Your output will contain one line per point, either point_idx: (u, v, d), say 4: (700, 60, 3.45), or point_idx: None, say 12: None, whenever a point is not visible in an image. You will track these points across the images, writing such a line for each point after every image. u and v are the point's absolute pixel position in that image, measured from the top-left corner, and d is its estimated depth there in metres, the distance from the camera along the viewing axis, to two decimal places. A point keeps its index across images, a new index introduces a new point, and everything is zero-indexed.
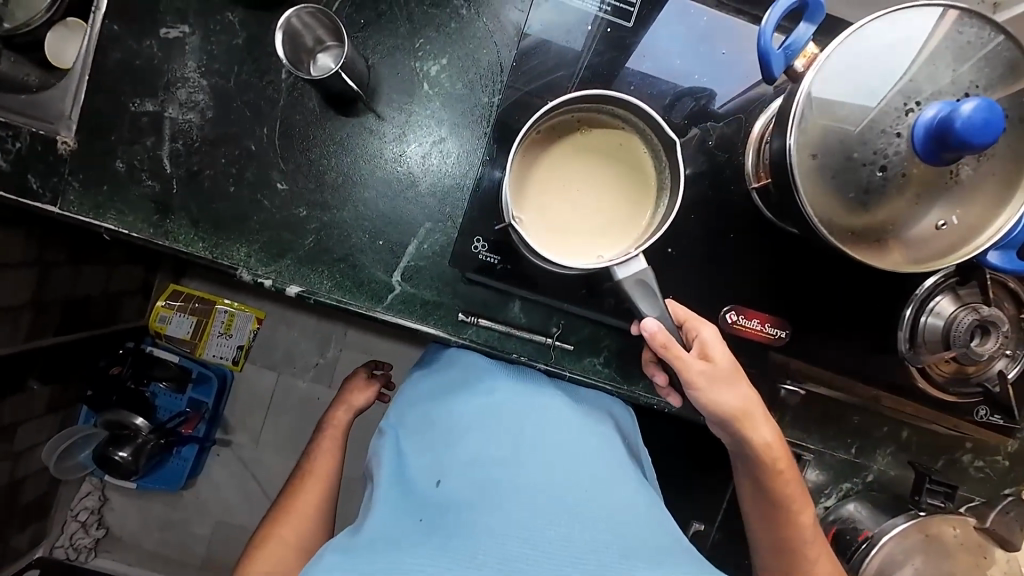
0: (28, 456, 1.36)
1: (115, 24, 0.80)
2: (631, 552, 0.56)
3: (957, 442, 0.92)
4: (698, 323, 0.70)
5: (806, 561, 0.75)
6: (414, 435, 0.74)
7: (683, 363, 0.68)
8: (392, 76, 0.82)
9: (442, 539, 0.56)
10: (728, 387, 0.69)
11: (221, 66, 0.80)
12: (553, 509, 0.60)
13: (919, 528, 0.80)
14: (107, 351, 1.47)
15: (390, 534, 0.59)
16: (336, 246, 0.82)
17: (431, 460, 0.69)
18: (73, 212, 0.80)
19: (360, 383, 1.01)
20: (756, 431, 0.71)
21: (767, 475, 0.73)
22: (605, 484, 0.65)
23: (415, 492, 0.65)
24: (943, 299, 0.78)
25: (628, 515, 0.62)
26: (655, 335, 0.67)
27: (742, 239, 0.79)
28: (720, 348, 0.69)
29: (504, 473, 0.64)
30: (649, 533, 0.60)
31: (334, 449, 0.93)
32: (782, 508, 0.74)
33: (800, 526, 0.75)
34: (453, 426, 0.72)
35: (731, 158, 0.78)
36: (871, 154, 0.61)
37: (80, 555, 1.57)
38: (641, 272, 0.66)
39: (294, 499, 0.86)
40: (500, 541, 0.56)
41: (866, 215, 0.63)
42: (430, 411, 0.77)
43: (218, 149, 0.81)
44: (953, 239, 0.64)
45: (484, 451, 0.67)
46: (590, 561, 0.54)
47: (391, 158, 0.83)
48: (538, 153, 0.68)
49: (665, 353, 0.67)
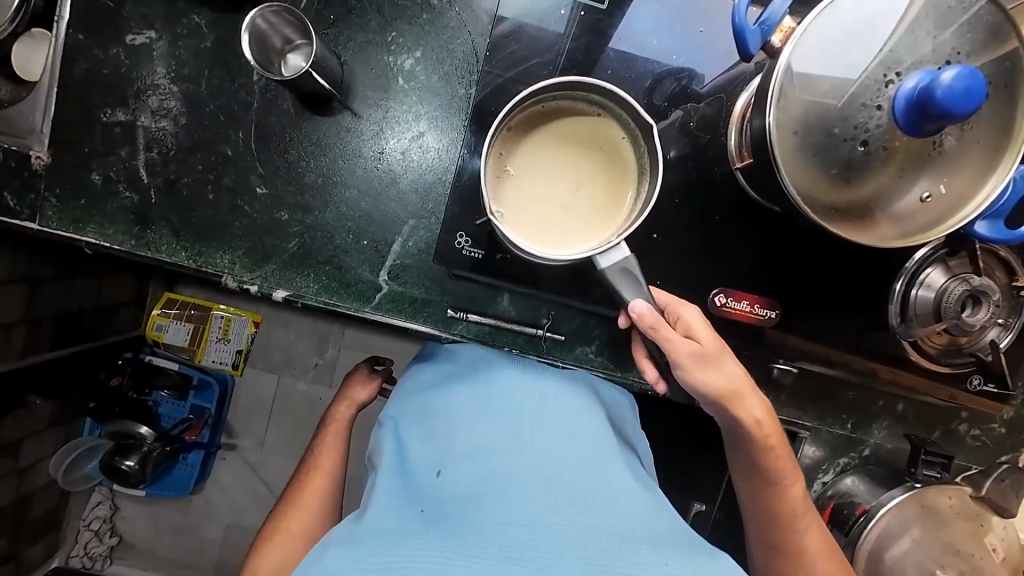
0: (34, 471, 1.37)
1: (79, 32, 0.78)
2: (634, 536, 0.54)
3: (953, 412, 0.92)
4: (678, 305, 0.70)
5: (798, 532, 0.76)
6: (414, 423, 0.72)
7: (669, 346, 0.67)
8: (366, 72, 0.81)
9: (441, 530, 0.53)
10: (717, 369, 0.69)
11: (191, 70, 0.79)
12: (555, 493, 0.57)
13: (916, 499, 0.80)
14: (105, 362, 1.46)
15: (392, 525, 0.56)
16: (321, 248, 0.81)
17: (431, 448, 0.66)
18: (52, 227, 0.79)
19: (362, 377, 0.98)
20: (746, 407, 0.70)
21: (758, 451, 0.73)
22: (608, 469, 0.63)
23: (415, 481, 0.63)
24: (934, 271, 0.78)
25: (631, 497, 0.60)
26: (643, 316, 0.65)
27: (728, 220, 0.78)
28: (703, 328, 0.69)
29: (505, 460, 0.62)
30: (652, 517, 0.58)
31: (338, 443, 0.92)
32: (772, 484, 0.75)
33: (791, 500, 0.76)
34: (453, 414, 0.70)
35: (714, 138, 0.77)
36: (852, 129, 0.59)
37: (96, 563, 1.59)
38: (624, 260, 0.65)
39: (301, 491, 0.85)
40: (501, 527, 0.53)
41: (850, 191, 0.63)
42: (429, 398, 0.75)
43: (195, 156, 0.80)
44: (942, 210, 0.63)
45: (484, 438, 0.65)
46: (592, 544, 0.52)
47: (370, 156, 0.81)
48: (515, 143, 0.67)
49: (653, 335, 0.66)
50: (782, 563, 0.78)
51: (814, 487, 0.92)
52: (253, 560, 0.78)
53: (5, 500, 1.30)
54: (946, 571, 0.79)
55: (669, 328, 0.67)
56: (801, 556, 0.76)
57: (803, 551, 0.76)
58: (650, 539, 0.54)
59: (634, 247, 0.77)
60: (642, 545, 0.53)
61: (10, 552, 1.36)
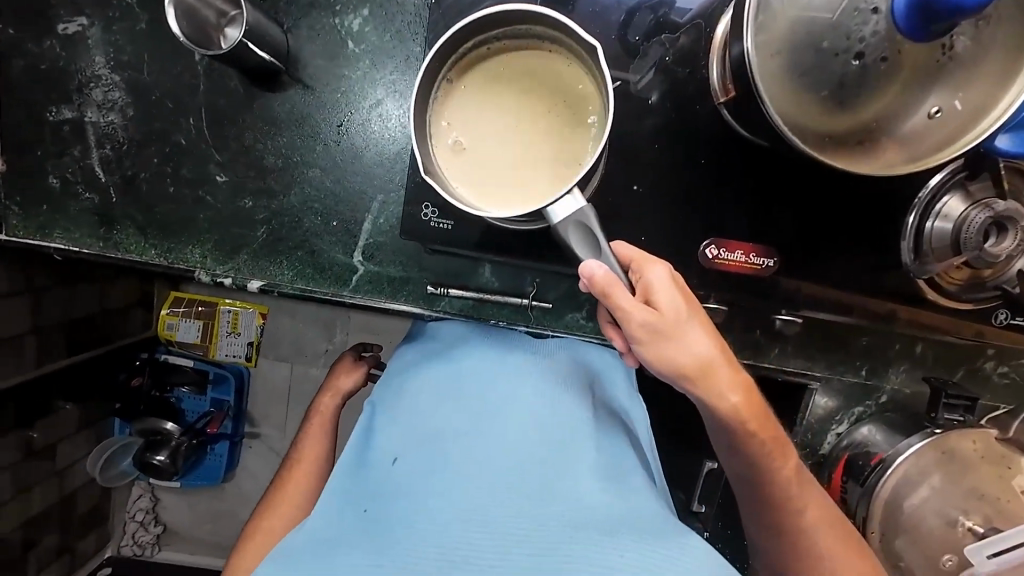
0: (70, 472, 1.42)
1: (10, 27, 0.74)
2: (589, 524, 0.50)
3: (977, 350, 0.86)
4: (644, 263, 0.62)
5: (795, 510, 0.71)
6: (376, 411, 0.69)
7: (626, 317, 0.59)
8: (311, 38, 0.75)
9: (382, 529, 0.50)
10: (683, 336, 0.62)
11: (130, 56, 0.74)
12: (506, 482, 0.54)
13: (935, 446, 0.75)
14: (123, 364, 1.49)
15: (344, 522, 0.54)
16: (290, 233, 0.78)
17: (387, 438, 0.63)
18: (18, 236, 0.77)
19: (347, 364, 0.96)
20: (716, 386, 0.64)
21: (739, 436, 0.67)
22: (567, 452, 0.59)
23: (369, 474, 0.60)
24: (952, 199, 0.70)
25: (592, 485, 0.56)
26: (596, 277, 0.57)
27: (716, 163, 0.72)
28: (669, 292, 0.61)
29: (456, 449, 0.58)
30: (612, 502, 0.54)
31: (323, 433, 0.92)
32: (757, 458, 0.69)
33: (780, 472, 0.70)
34: (411, 402, 0.67)
35: (695, 73, 0.70)
36: (844, 40, 0.52)
37: (146, 550, 1.65)
38: (580, 212, 0.55)
39: (285, 484, 0.85)
40: (443, 524, 0.50)
41: (846, 115, 0.55)
42: (391, 386, 0.72)
43: (148, 149, 0.76)
44: (957, 125, 0.55)
45: (439, 427, 0.62)
46: (540, 537, 0.49)
47: (328, 130, 0.77)
48: (458, 98, 0.63)
49: (605, 301, 0.58)
50: (782, 542, 0.73)
51: (828, 439, 0.89)
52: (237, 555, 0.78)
53: (48, 501, 1.36)
54: (971, 517, 0.74)
55: (626, 293, 0.59)
56: (798, 534, 0.72)
57: (800, 528, 0.72)
58: (606, 527, 0.50)
59: (615, 202, 0.71)
60: (596, 536, 0.49)
61: (62, 547, 1.44)
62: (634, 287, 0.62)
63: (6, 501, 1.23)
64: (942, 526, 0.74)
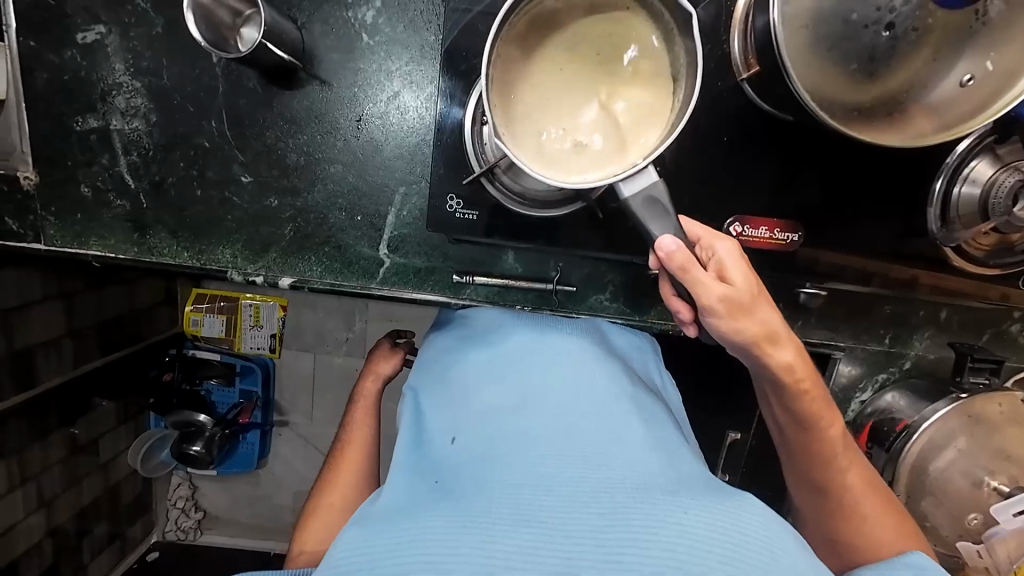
0: (116, 464, 1.49)
1: (30, 39, 0.75)
2: (651, 485, 0.52)
3: (1005, 313, 0.86)
4: (713, 237, 0.64)
5: (835, 466, 0.73)
6: (430, 395, 0.72)
7: (703, 291, 0.60)
8: (326, 33, 0.75)
9: (455, 498, 0.53)
10: (755, 309, 0.62)
11: (149, 62, 0.75)
12: (568, 450, 0.56)
13: (963, 410, 0.77)
14: (155, 361, 1.55)
15: (409, 499, 0.56)
16: (317, 230, 0.80)
17: (443, 420, 0.66)
18: (57, 246, 0.79)
19: (385, 351, 1.00)
20: (779, 355, 0.65)
21: (791, 398, 0.69)
22: (620, 421, 0.61)
23: (431, 453, 0.63)
24: (980, 163, 0.69)
25: (645, 450, 0.58)
26: (672, 253, 0.60)
27: (737, 141, 0.72)
28: (737, 267, 0.62)
29: (514, 422, 0.61)
30: (669, 469, 0.56)
31: (368, 416, 0.95)
32: (811, 426, 0.71)
33: (831, 440, 0.72)
34: (464, 383, 0.70)
35: (715, 47, 0.69)
36: (873, 12, 0.51)
37: (189, 534, 1.71)
38: (652, 185, 0.61)
39: (339, 465, 0.90)
40: (514, 490, 0.52)
41: (875, 86, 0.55)
42: (440, 370, 0.75)
43: (173, 153, 0.78)
44: (990, 91, 0.54)
45: (496, 404, 0.64)
46: (608, 498, 0.50)
47: (349, 126, 0.77)
48: (517, 75, 0.63)
49: (683, 275, 0.60)
50: (819, 498, 0.75)
51: (852, 408, 0.90)
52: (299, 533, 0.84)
53: (97, 492, 1.44)
54: (997, 477, 0.75)
55: (701, 269, 0.60)
56: (838, 489, 0.73)
57: (840, 483, 0.73)
58: (670, 488, 0.52)
59: None
60: (657, 494, 0.50)
61: (114, 534, 1.52)
62: (707, 264, 0.63)
63: (58, 493, 1.31)
64: (968, 486, 0.76)
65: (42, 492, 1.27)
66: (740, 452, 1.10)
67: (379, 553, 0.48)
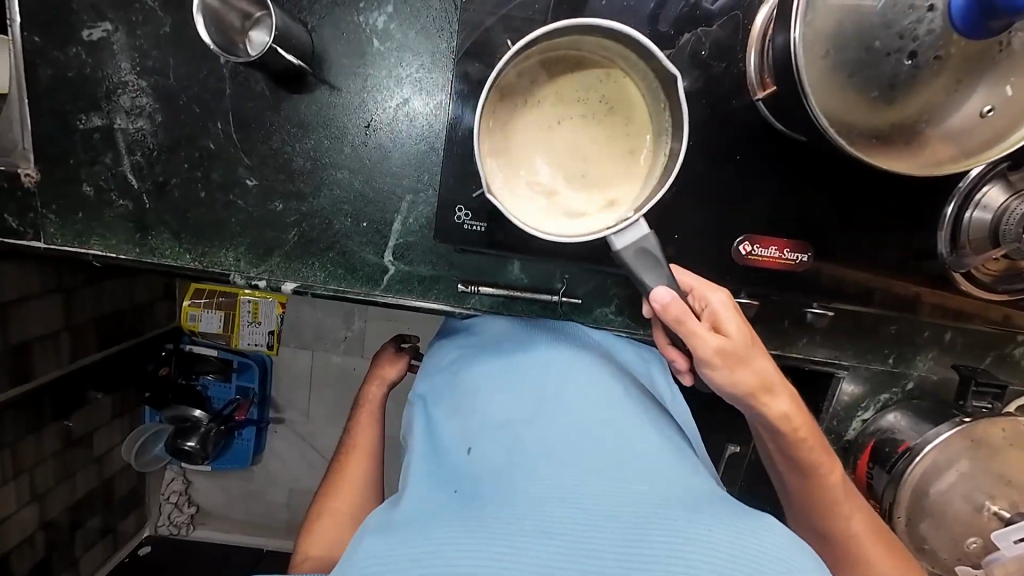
0: (110, 458, 1.48)
1: (35, 34, 0.73)
2: (669, 500, 0.52)
3: (1009, 336, 0.86)
4: (705, 290, 0.65)
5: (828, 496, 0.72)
6: (443, 404, 0.72)
7: (698, 342, 0.60)
8: (336, 38, 0.74)
9: (475, 508, 0.52)
10: (750, 361, 0.63)
11: (156, 61, 0.74)
12: (588, 464, 0.56)
13: (964, 434, 0.76)
14: (152, 354, 1.52)
15: (427, 510, 0.56)
16: (321, 235, 0.78)
17: (458, 429, 0.66)
18: (57, 244, 0.78)
19: (389, 355, 0.99)
20: (775, 404, 0.66)
21: (790, 445, 0.69)
22: (637, 435, 0.61)
23: (448, 464, 0.62)
24: (992, 189, 0.69)
25: (660, 463, 0.58)
26: (667, 305, 0.59)
27: (751, 158, 0.72)
28: (732, 316, 0.63)
29: (530, 433, 0.60)
30: (687, 486, 0.56)
31: (372, 421, 0.95)
32: (811, 470, 0.71)
33: (832, 484, 0.72)
34: (478, 392, 0.69)
35: (731, 65, 0.69)
36: (896, 39, 0.51)
37: (182, 529, 1.69)
38: (643, 239, 0.61)
39: (344, 471, 0.89)
40: (535, 503, 0.51)
41: (896, 111, 0.54)
42: (452, 378, 0.74)
43: (178, 154, 0.76)
44: (1008, 118, 0.54)
45: (511, 415, 0.64)
46: (630, 512, 0.50)
47: (358, 131, 0.76)
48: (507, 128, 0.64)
49: (679, 328, 0.60)
50: (817, 524, 0.74)
51: (853, 426, 0.90)
52: (303, 539, 0.83)
53: (90, 486, 1.43)
54: (997, 502, 0.75)
55: (696, 319, 0.60)
56: (835, 516, 0.73)
57: (834, 512, 0.73)
58: (690, 504, 0.52)
59: None
60: (677, 508, 0.50)
61: (106, 528, 1.51)
62: (700, 315, 0.64)
63: (52, 487, 1.30)
64: (969, 510, 0.76)
65: (35, 486, 1.25)
66: (738, 466, 1.10)
67: (401, 563, 0.47)
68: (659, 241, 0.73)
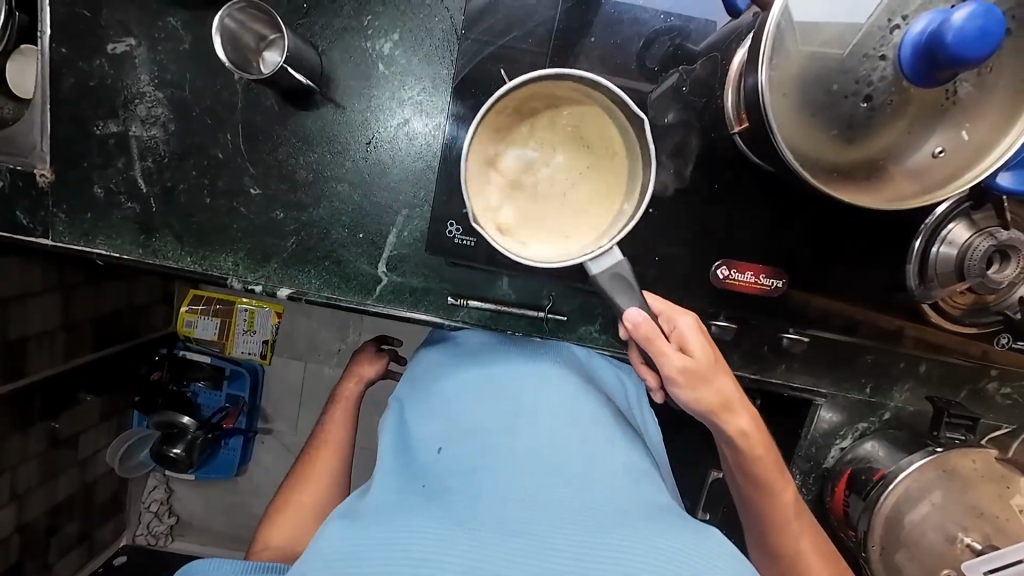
0: (94, 461, 1.46)
1: (63, 46, 0.79)
2: (632, 513, 0.54)
3: (982, 370, 0.88)
4: (674, 314, 0.69)
5: (795, 537, 0.76)
6: (417, 405, 0.73)
7: (663, 361, 0.65)
8: (345, 60, 0.79)
9: (443, 505, 0.54)
10: (711, 380, 0.68)
11: (175, 75, 0.79)
12: (555, 474, 0.57)
13: (936, 464, 0.78)
14: (145, 359, 1.54)
15: (395, 501, 0.57)
16: (319, 244, 0.81)
17: (432, 431, 0.67)
18: (65, 242, 0.81)
19: (369, 355, 0.99)
20: (734, 421, 0.70)
21: (746, 461, 0.73)
22: (607, 450, 0.63)
23: (418, 461, 0.63)
24: (957, 226, 0.72)
25: (623, 478, 0.59)
26: (638, 326, 0.64)
27: (728, 188, 0.76)
28: (698, 339, 0.67)
29: (501, 438, 0.62)
30: (646, 498, 0.58)
31: (346, 419, 0.95)
32: (767, 494, 0.74)
33: (783, 507, 0.75)
34: (452, 397, 0.71)
35: (710, 101, 0.74)
36: (853, 84, 0.55)
37: (160, 540, 1.66)
38: (617, 265, 0.64)
39: (313, 464, 0.91)
40: (502, 504, 0.53)
41: (854, 150, 0.59)
42: (430, 381, 0.76)
43: (187, 162, 0.80)
44: (960, 161, 0.58)
45: (485, 421, 0.66)
46: (591, 520, 0.52)
47: (359, 147, 0.80)
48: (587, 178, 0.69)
49: (649, 346, 0.65)
50: (770, 555, 0.78)
51: (831, 453, 0.91)
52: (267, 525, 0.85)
53: (71, 489, 1.40)
54: (970, 534, 0.75)
55: (665, 341, 0.65)
56: (789, 536, 0.76)
57: (800, 554, 0.76)
58: (646, 515, 0.54)
59: (630, 224, 0.75)
60: (634, 520, 0.52)
61: (83, 535, 1.48)
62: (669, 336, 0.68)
63: (32, 488, 1.27)
64: (942, 541, 0.76)
65: (15, 485, 1.23)
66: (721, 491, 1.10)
67: (366, 547, 0.49)
68: (641, 263, 0.76)
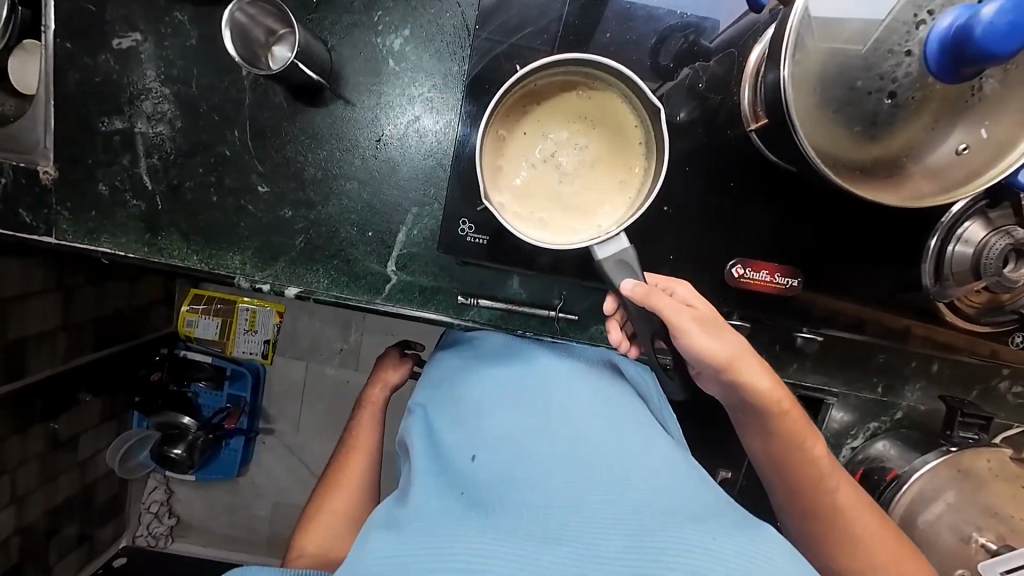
0: (94, 462, 1.45)
1: (67, 41, 0.77)
2: (675, 511, 0.52)
3: (993, 369, 0.88)
4: (670, 281, 0.71)
5: (831, 494, 0.73)
6: (444, 410, 0.72)
7: (672, 313, 0.65)
8: (354, 56, 0.78)
9: (483, 512, 0.53)
10: (719, 334, 0.68)
11: (181, 71, 0.78)
12: (593, 477, 0.56)
13: (950, 463, 0.77)
14: (145, 359, 1.52)
15: (432, 508, 0.56)
16: (329, 242, 0.80)
17: (463, 434, 0.66)
18: (69, 240, 0.80)
19: (393, 359, 0.98)
20: (752, 374, 0.69)
21: (772, 416, 0.71)
22: (642, 452, 0.62)
23: (452, 465, 0.63)
24: (973, 225, 0.72)
25: (664, 477, 0.58)
26: (634, 292, 0.64)
27: (744, 186, 0.75)
28: (700, 300, 0.69)
29: (534, 443, 0.61)
30: (687, 494, 0.56)
31: (373, 424, 0.95)
32: (792, 447, 0.73)
33: (815, 460, 0.73)
34: (479, 399, 0.70)
35: (726, 98, 0.74)
36: (877, 80, 0.55)
37: (159, 541, 1.64)
38: (622, 251, 0.65)
39: (341, 473, 0.89)
40: (539, 510, 0.52)
41: (877, 147, 0.58)
42: (454, 386, 0.75)
43: (193, 159, 0.79)
44: (983, 157, 0.58)
45: (515, 424, 0.65)
46: (634, 522, 0.50)
47: (368, 145, 0.79)
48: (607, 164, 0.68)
49: (649, 303, 0.64)
50: (827, 536, 0.73)
51: (842, 453, 0.90)
52: (299, 534, 0.84)
53: (71, 490, 1.39)
54: (984, 533, 0.75)
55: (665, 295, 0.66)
56: (822, 492, 0.73)
57: (839, 510, 0.73)
58: (693, 514, 0.52)
59: (643, 222, 0.75)
60: (680, 519, 0.50)
61: (83, 536, 1.46)
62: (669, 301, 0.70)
63: (32, 489, 1.26)
64: (955, 541, 0.76)
65: (15, 486, 1.22)
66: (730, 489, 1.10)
67: (411, 558, 0.48)
68: (654, 261, 0.76)
